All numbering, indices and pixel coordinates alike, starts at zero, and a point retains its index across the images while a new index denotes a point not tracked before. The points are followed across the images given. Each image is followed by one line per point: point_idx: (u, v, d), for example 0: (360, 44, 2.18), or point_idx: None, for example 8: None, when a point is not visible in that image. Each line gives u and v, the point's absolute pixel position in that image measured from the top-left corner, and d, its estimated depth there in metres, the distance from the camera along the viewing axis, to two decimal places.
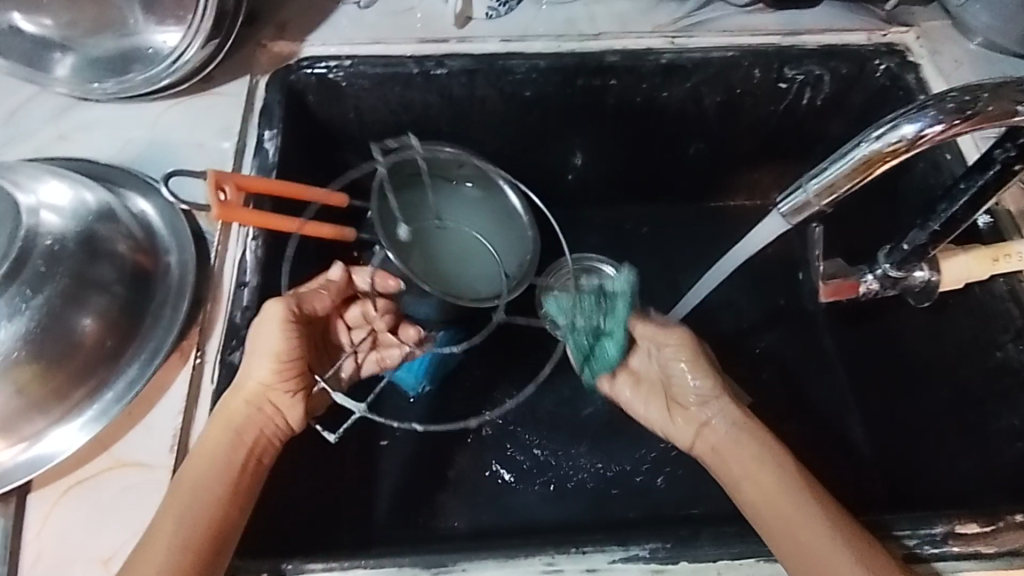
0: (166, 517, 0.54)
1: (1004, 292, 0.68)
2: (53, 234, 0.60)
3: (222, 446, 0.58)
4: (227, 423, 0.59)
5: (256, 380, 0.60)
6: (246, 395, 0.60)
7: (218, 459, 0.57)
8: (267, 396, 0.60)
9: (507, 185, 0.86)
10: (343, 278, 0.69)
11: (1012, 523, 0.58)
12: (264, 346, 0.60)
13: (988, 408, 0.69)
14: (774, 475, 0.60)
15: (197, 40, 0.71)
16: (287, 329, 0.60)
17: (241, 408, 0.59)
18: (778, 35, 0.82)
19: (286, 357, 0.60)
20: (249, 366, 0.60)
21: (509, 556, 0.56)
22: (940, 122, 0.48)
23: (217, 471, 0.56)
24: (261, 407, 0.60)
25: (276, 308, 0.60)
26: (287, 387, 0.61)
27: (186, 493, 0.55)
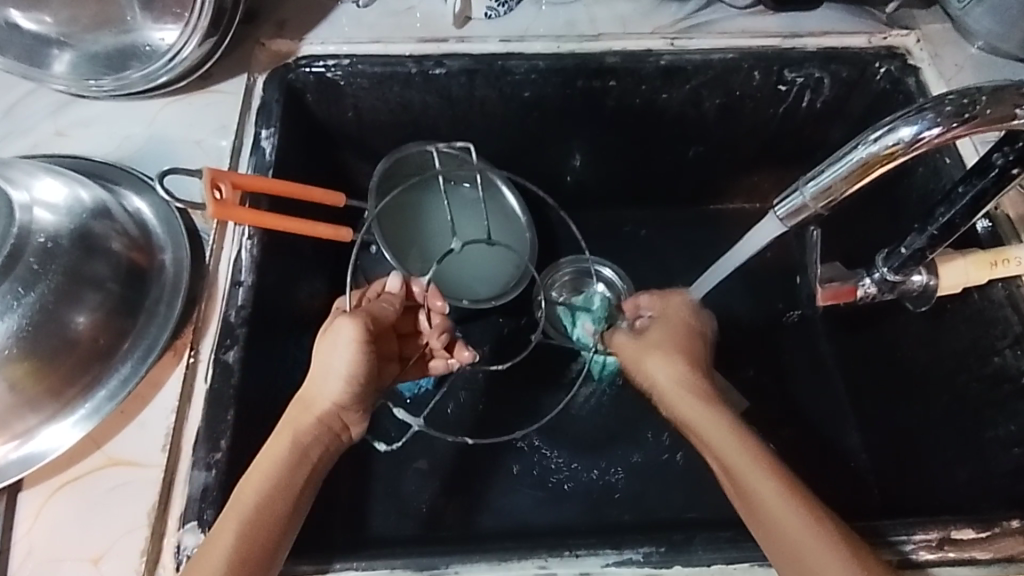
0: (230, 519, 0.52)
1: (1003, 297, 0.67)
2: (47, 231, 0.60)
3: (281, 456, 0.57)
4: (292, 437, 0.59)
5: (327, 401, 0.61)
6: (319, 413, 0.61)
7: (280, 470, 0.56)
8: (335, 414, 0.61)
9: (506, 185, 0.86)
10: (400, 289, 0.71)
11: (1008, 530, 0.58)
12: (336, 365, 0.61)
13: (986, 414, 0.68)
14: (732, 449, 0.59)
15: (194, 37, 0.71)
16: (360, 350, 0.61)
17: (307, 426, 0.60)
18: (780, 37, 0.81)
19: (356, 379, 0.61)
20: (316, 385, 0.61)
21: (502, 558, 0.56)
22: (938, 125, 0.47)
23: (274, 480, 0.55)
24: (326, 424, 0.61)
25: (350, 329, 0.61)
26: (355, 406, 0.62)
27: (250, 499, 0.53)
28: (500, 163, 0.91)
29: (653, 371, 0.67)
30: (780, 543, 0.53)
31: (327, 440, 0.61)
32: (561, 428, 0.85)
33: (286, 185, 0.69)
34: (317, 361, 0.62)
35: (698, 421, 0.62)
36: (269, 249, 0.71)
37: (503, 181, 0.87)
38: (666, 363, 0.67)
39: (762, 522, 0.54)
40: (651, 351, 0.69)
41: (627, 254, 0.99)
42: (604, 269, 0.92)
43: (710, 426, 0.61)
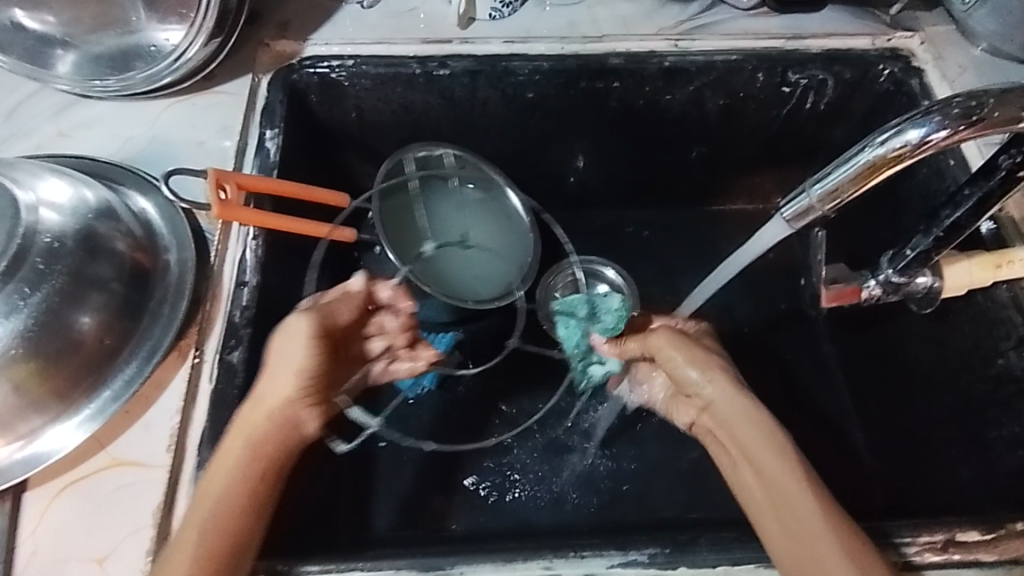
0: (191, 528, 0.53)
1: (1007, 299, 0.67)
2: (52, 231, 0.59)
3: (238, 457, 0.55)
4: (245, 436, 0.56)
5: (283, 396, 0.58)
6: (269, 409, 0.58)
7: (238, 473, 0.55)
8: (293, 410, 0.59)
9: (507, 186, 0.86)
10: (364, 289, 0.67)
11: (1013, 531, 0.58)
12: (289, 360, 0.59)
13: (990, 416, 0.68)
14: (767, 454, 0.59)
15: (198, 38, 0.71)
16: (312, 344, 0.60)
17: (265, 423, 0.57)
18: (783, 38, 0.81)
19: (311, 372, 0.60)
20: (267, 383, 0.59)
21: (507, 559, 0.56)
22: (945, 127, 0.47)
23: (234, 484, 0.54)
24: (284, 420, 0.58)
25: (302, 323, 0.61)
26: (307, 401, 0.60)
27: (208, 508, 0.53)
28: (503, 164, 0.91)
29: (686, 373, 0.67)
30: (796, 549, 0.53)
31: (285, 435, 0.58)
32: (564, 428, 0.85)
33: (288, 187, 0.70)
34: (269, 360, 0.60)
35: (733, 421, 0.62)
36: (273, 249, 0.70)
37: (504, 183, 0.87)
38: (703, 364, 0.66)
39: (785, 528, 0.54)
40: (688, 351, 0.67)
41: (629, 255, 0.98)
42: (608, 271, 0.93)
43: (744, 428, 0.61)
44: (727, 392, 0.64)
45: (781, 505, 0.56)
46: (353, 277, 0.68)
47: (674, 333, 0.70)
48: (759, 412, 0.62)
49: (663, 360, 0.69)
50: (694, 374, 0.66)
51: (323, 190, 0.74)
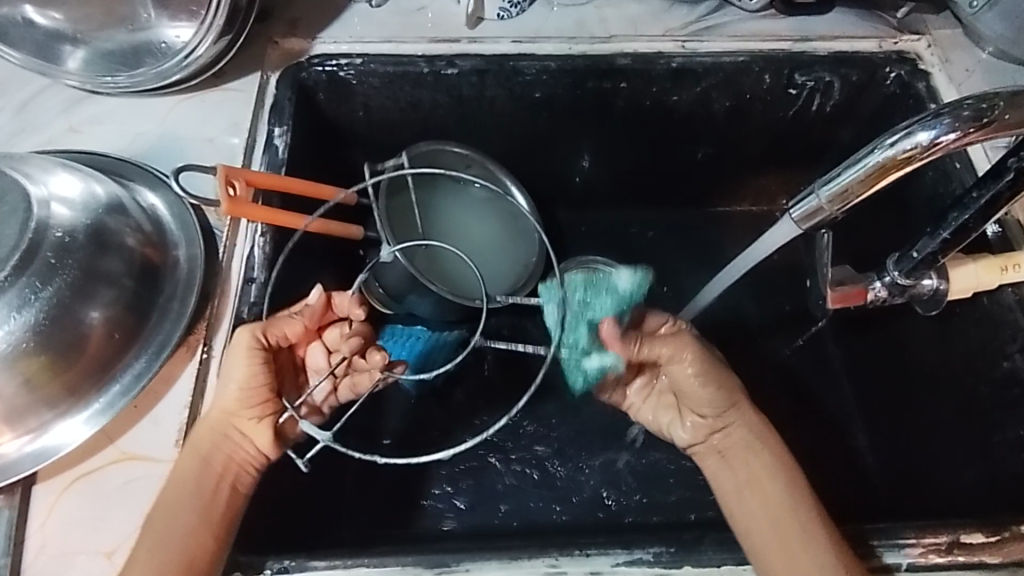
0: (144, 544, 0.54)
1: (1012, 302, 0.67)
2: (63, 226, 0.60)
3: (185, 469, 0.57)
4: (192, 447, 0.58)
5: (219, 410, 0.58)
6: (213, 423, 0.58)
7: (181, 485, 0.56)
8: (233, 422, 0.58)
9: (513, 185, 0.84)
10: (320, 303, 0.61)
11: (1018, 534, 0.58)
12: (229, 374, 0.58)
13: (995, 418, 0.69)
14: (783, 488, 0.60)
15: (208, 36, 0.71)
16: (252, 359, 0.58)
17: (205, 435, 0.58)
18: (790, 40, 0.81)
19: (251, 386, 0.58)
20: (216, 394, 0.59)
21: (513, 557, 0.56)
22: (955, 130, 0.48)
23: (178, 494, 0.56)
24: (227, 433, 0.58)
25: (242, 338, 0.58)
26: (250, 412, 0.58)
27: (154, 519, 0.55)
28: (510, 163, 0.92)
29: (709, 396, 0.64)
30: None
31: (233, 448, 0.58)
32: (568, 427, 0.86)
33: (291, 182, 0.70)
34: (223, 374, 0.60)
35: (751, 449, 0.63)
36: (281, 246, 0.71)
37: (510, 182, 0.84)
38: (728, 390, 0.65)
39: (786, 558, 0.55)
40: (719, 375, 0.64)
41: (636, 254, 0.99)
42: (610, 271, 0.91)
43: (763, 459, 0.62)
44: (749, 423, 0.64)
45: (786, 535, 0.57)
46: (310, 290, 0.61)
47: (696, 346, 0.64)
48: (771, 437, 0.64)
49: (683, 377, 0.64)
50: (717, 396, 0.64)
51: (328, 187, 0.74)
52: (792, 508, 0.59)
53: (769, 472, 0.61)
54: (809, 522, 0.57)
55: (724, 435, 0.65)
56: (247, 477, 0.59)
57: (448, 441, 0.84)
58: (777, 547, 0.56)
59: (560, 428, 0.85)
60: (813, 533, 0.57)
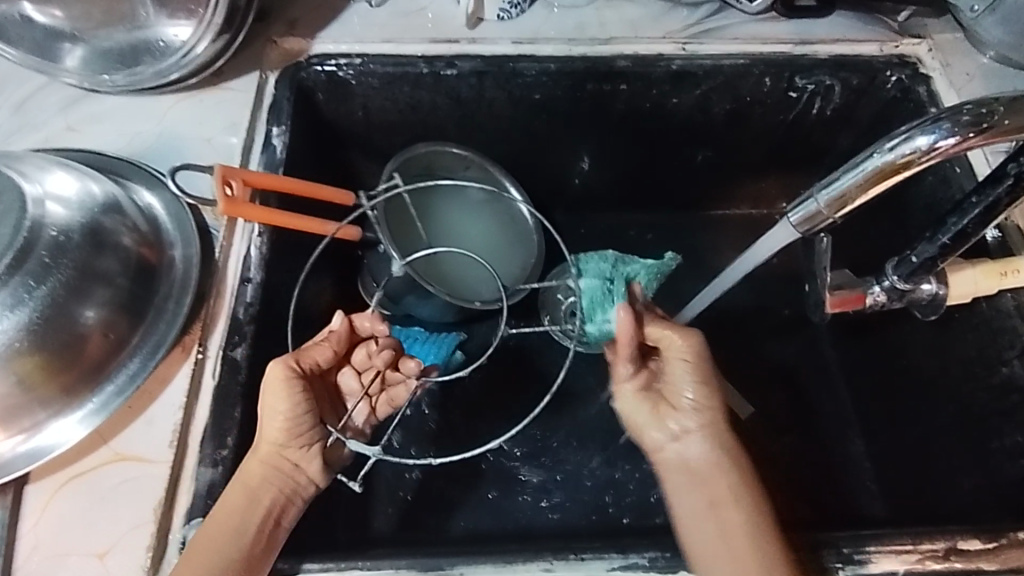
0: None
1: (1011, 308, 0.67)
2: (58, 225, 0.59)
3: (234, 504, 0.55)
4: (243, 481, 0.56)
5: (269, 444, 0.58)
6: (261, 455, 0.57)
7: (232, 520, 0.54)
8: (283, 453, 0.58)
9: (512, 186, 0.85)
10: (344, 326, 0.63)
11: (1015, 540, 0.57)
12: (273, 408, 0.58)
13: (993, 425, 0.68)
14: (743, 518, 0.58)
15: (207, 35, 0.71)
16: (292, 390, 0.58)
17: (257, 469, 0.57)
18: (791, 43, 0.81)
19: (295, 416, 0.58)
20: (261, 427, 0.58)
21: (507, 561, 0.56)
22: (954, 134, 0.47)
23: (230, 530, 0.54)
24: (278, 466, 0.58)
25: (276, 370, 0.58)
26: (297, 441, 0.59)
27: (204, 557, 0.52)
28: (509, 165, 0.91)
29: (689, 392, 0.64)
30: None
31: (282, 482, 0.58)
32: (565, 430, 0.85)
33: (284, 182, 0.69)
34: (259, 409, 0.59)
35: (715, 473, 0.60)
36: (278, 246, 0.70)
37: (510, 184, 0.85)
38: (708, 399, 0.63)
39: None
40: (705, 376, 0.63)
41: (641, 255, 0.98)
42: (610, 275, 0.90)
43: (726, 485, 0.60)
44: (715, 442, 0.62)
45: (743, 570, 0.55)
46: (333, 317, 0.63)
47: (702, 344, 0.64)
48: (740, 456, 0.62)
49: (678, 372, 0.64)
50: (701, 390, 0.63)
51: (326, 188, 0.73)
52: (751, 541, 0.56)
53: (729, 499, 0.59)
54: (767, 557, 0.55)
55: (691, 444, 0.63)
56: (292, 510, 0.59)
57: (445, 443, 0.84)
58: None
59: (557, 431, 0.85)
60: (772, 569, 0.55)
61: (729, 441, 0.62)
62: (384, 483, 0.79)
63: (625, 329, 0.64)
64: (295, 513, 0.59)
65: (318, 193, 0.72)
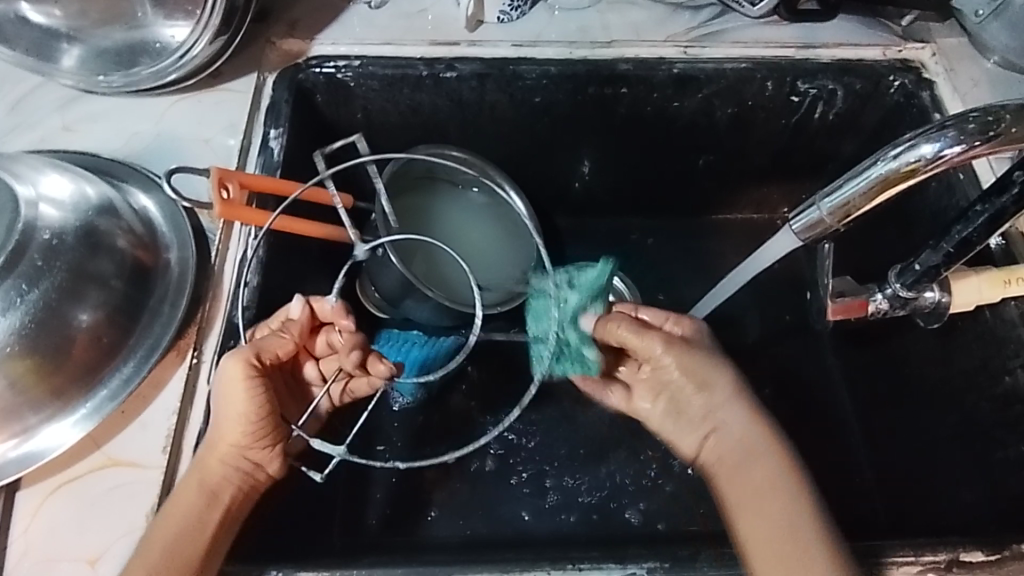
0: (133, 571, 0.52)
1: (1015, 316, 0.66)
2: (52, 227, 0.59)
3: (190, 501, 0.55)
4: (199, 479, 0.56)
5: (229, 445, 0.57)
6: (220, 454, 0.57)
7: (186, 518, 0.54)
8: (242, 453, 0.57)
9: (513, 191, 0.83)
10: (304, 315, 0.62)
11: (1017, 553, 0.57)
12: (232, 408, 0.56)
13: (996, 435, 0.68)
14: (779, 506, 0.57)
15: (205, 36, 0.70)
16: (251, 388, 0.55)
17: (216, 469, 0.56)
18: (794, 47, 0.81)
19: (255, 417, 0.56)
20: (218, 425, 0.57)
21: (504, 570, 0.55)
22: (960, 143, 0.47)
23: (184, 527, 0.54)
24: (238, 464, 0.57)
25: (236, 369, 0.55)
26: (261, 442, 0.57)
27: (154, 553, 0.53)
28: (510, 169, 0.91)
29: (693, 391, 0.63)
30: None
31: (241, 480, 0.57)
32: (563, 436, 0.85)
33: (258, 181, 0.66)
34: (216, 402, 0.57)
35: (741, 463, 0.60)
36: (276, 249, 0.70)
37: (510, 186, 0.83)
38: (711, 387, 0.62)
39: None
40: (697, 368, 0.62)
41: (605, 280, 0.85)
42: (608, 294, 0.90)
43: (764, 470, 0.59)
44: (742, 430, 0.61)
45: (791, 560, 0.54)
46: (291, 304, 0.62)
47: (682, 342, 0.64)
48: (770, 441, 0.60)
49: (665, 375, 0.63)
50: (704, 393, 0.62)
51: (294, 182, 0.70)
52: (793, 530, 0.56)
53: (769, 487, 0.58)
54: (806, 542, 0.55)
55: (716, 440, 0.62)
56: (250, 502, 0.59)
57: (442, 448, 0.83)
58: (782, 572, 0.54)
59: (555, 438, 0.85)
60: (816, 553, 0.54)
61: (751, 423, 0.61)
62: (382, 488, 0.79)
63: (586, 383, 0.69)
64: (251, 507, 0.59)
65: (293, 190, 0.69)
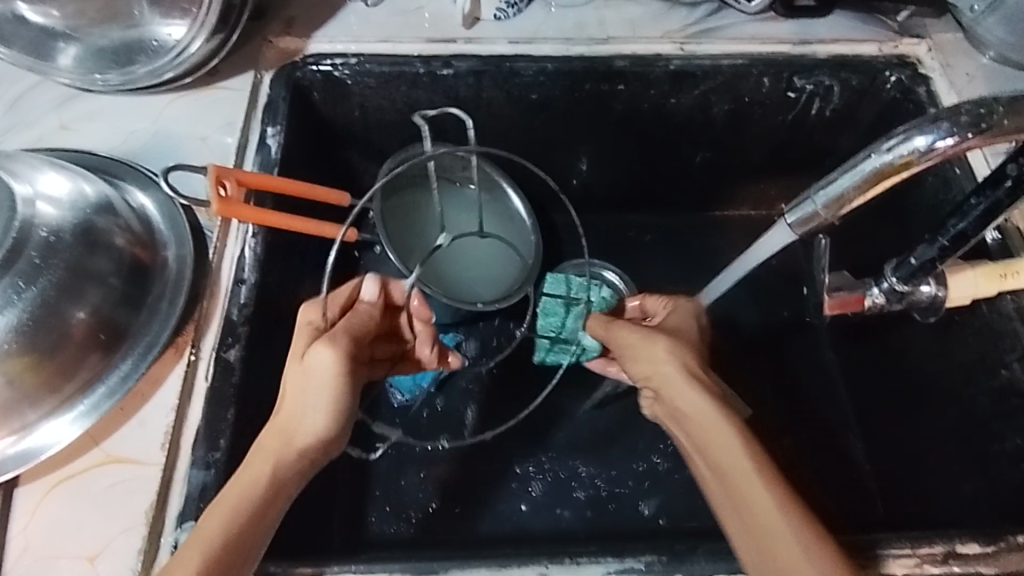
0: (194, 551, 0.48)
1: (1011, 311, 0.66)
2: (49, 225, 0.59)
3: (255, 483, 0.51)
4: (271, 464, 0.53)
5: (308, 434, 0.55)
6: (300, 446, 0.54)
7: (249, 499, 0.50)
8: (321, 445, 0.55)
9: (509, 187, 0.85)
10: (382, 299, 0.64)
11: (1014, 544, 0.57)
12: (314, 398, 0.55)
13: (993, 429, 0.68)
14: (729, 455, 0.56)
15: (201, 34, 0.70)
16: (341, 381, 0.56)
17: (291, 458, 0.54)
18: (790, 43, 0.81)
19: (341, 410, 0.56)
20: (300, 416, 0.55)
21: (502, 564, 0.56)
22: (954, 135, 0.47)
23: (245, 512, 0.50)
24: (312, 457, 0.54)
25: (330, 362, 0.56)
26: (340, 433, 0.56)
27: (219, 528, 0.49)
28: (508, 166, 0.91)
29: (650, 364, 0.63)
30: (759, 552, 0.52)
31: (306, 474, 0.54)
32: (562, 432, 0.85)
33: (260, 178, 0.67)
34: (294, 384, 0.56)
35: (694, 421, 0.59)
36: (273, 246, 0.70)
37: (506, 183, 0.85)
38: (652, 354, 0.63)
39: (744, 526, 0.53)
40: (643, 344, 0.64)
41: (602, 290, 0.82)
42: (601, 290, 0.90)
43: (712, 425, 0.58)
44: (690, 391, 0.60)
45: (745, 506, 0.53)
46: (365, 286, 0.63)
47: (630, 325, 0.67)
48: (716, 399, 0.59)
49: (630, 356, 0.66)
50: (653, 363, 0.63)
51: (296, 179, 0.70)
52: (743, 475, 0.55)
53: (712, 437, 0.57)
54: (760, 484, 0.54)
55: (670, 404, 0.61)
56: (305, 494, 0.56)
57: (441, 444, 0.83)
58: (740, 522, 0.53)
59: (554, 434, 0.85)
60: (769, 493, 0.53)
61: (688, 385, 0.60)
62: (381, 485, 0.79)
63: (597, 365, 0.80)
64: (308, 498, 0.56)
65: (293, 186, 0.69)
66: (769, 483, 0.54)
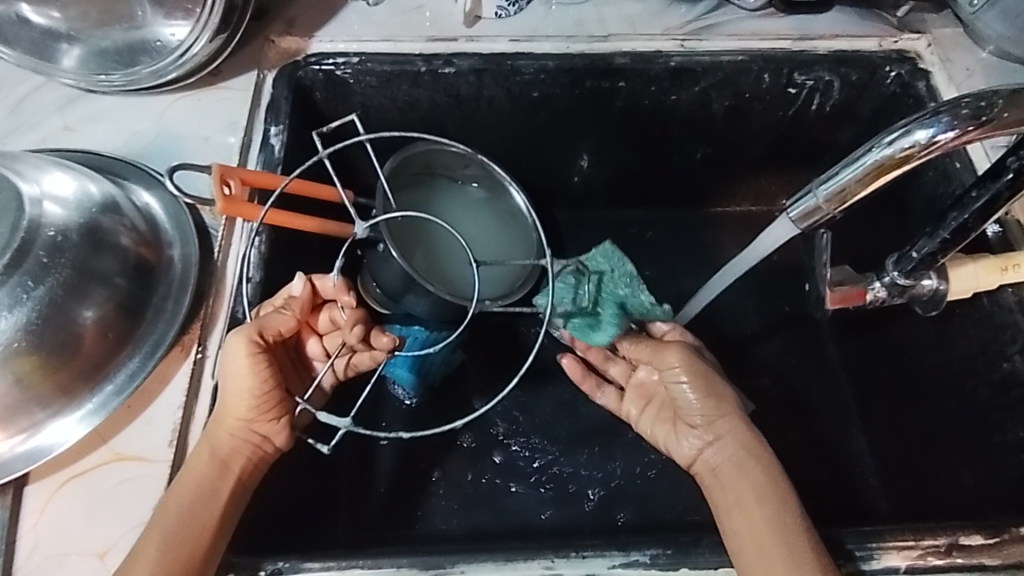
0: (151, 538, 0.53)
1: (1012, 303, 0.67)
2: (56, 225, 0.59)
3: (204, 470, 0.57)
4: (211, 449, 0.58)
5: (237, 418, 0.58)
6: (230, 429, 0.58)
7: (201, 487, 0.56)
8: (251, 427, 0.59)
9: (510, 185, 0.83)
10: (305, 293, 0.62)
11: (1017, 536, 0.57)
12: (236, 381, 0.57)
13: (995, 420, 0.68)
14: (768, 511, 0.58)
15: (204, 34, 0.71)
16: (256, 364, 0.57)
17: (225, 440, 0.58)
18: (790, 39, 0.81)
19: (258, 392, 0.58)
20: (226, 403, 0.59)
21: (508, 558, 0.56)
22: (954, 128, 0.47)
23: (194, 496, 0.55)
24: (246, 440, 0.59)
25: (239, 345, 0.57)
26: (268, 415, 0.59)
27: (171, 517, 0.54)
28: (508, 163, 0.91)
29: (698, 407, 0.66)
30: None
31: (249, 453, 0.59)
32: (566, 428, 0.85)
33: (240, 172, 0.65)
34: (222, 380, 0.59)
35: (738, 474, 0.61)
36: (278, 244, 0.70)
37: (507, 181, 0.83)
38: (717, 403, 0.66)
39: None
40: (703, 377, 0.67)
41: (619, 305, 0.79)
42: None
43: (753, 482, 0.60)
44: (739, 447, 0.63)
45: (771, 554, 0.55)
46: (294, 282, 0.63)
47: (686, 350, 0.68)
48: (772, 461, 0.62)
49: (672, 381, 0.68)
50: (705, 403, 0.66)
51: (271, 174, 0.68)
52: (780, 532, 0.56)
53: (752, 491, 0.59)
54: (794, 546, 0.55)
55: (716, 450, 0.64)
56: (259, 478, 0.60)
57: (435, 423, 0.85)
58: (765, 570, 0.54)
59: (557, 429, 0.85)
60: (804, 559, 0.54)
61: (745, 443, 0.63)
62: (385, 481, 0.80)
63: (574, 372, 0.75)
64: (259, 477, 0.60)
65: (269, 180, 0.67)
66: (798, 540, 0.55)
